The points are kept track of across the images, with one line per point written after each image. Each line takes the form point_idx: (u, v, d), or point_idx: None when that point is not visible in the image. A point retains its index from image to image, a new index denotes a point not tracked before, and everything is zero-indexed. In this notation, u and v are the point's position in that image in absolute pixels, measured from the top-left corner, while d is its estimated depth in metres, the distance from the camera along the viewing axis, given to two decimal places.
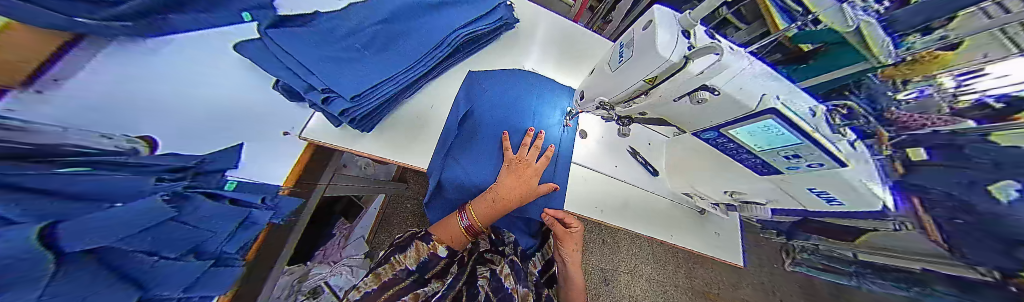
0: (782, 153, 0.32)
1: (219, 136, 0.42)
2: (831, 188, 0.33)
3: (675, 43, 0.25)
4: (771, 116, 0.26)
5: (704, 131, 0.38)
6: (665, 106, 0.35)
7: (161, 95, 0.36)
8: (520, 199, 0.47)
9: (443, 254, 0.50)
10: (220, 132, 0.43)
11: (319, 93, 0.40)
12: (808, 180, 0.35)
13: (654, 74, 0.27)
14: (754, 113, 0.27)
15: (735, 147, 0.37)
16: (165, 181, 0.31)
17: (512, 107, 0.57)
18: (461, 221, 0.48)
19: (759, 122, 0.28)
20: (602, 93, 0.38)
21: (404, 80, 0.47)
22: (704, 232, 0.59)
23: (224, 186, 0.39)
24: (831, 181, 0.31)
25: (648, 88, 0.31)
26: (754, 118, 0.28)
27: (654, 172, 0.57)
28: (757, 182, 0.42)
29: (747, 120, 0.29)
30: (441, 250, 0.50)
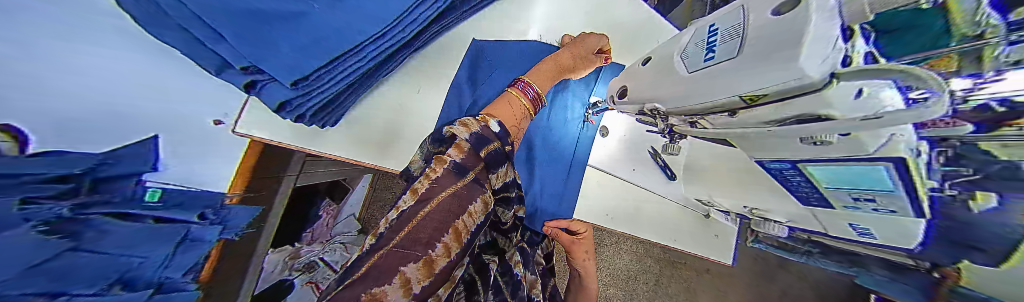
0: (853, 195, 0.26)
1: (117, 131, 0.30)
2: (883, 231, 0.27)
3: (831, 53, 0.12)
4: (892, 166, 0.18)
5: (773, 161, 0.30)
6: (738, 132, 0.25)
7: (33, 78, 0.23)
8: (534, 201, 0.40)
9: None
10: (119, 126, 0.31)
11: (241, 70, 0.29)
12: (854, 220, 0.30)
13: (762, 91, 0.17)
14: (866, 158, 0.19)
15: (794, 179, 0.31)
16: (38, 203, 0.22)
17: None
18: None
19: (860, 167, 0.21)
20: (655, 102, 0.31)
21: (372, 55, 0.35)
22: (702, 235, 0.58)
23: (145, 198, 0.31)
24: (891, 232, 0.27)
25: (741, 107, 0.21)
26: (857, 162, 0.20)
27: (671, 176, 0.51)
28: (782, 209, 0.38)
29: (844, 162, 0.21)
30: None
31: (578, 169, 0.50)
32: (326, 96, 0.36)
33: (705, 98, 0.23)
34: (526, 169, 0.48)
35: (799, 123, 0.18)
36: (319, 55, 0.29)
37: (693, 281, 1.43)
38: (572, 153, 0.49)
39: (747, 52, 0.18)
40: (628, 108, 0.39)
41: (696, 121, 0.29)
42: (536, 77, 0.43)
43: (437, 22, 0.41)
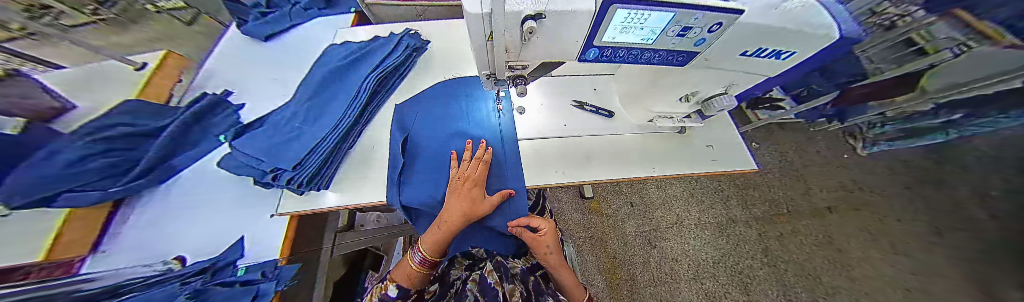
0: (673, 31, 0.26)
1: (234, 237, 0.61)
2: (761, 39, 0.27)
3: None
4: (615, 6, 0.19)
5: (586, 52, 0.31)
6: (530, 49, 0.31)
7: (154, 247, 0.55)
8: (466, 218, 0.42)
9: (392, 294, 0.48)
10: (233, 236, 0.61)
11: (269, 174, 0.45)
12: (743, 46, 0.29)
13: (487, 27, 0.26)
14: (601, 11, 0.21)
15: (635, 53, 0.31)
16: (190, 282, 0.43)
17: (446, 112, 0.58)
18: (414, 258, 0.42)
19: (618, 17, 0.22)
20: (478, 69, 0.39)
21: (336, 131, 0.49)
22: (688, 152, 0.52)
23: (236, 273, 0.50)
24: (763, 34, 0.26)
25: (497, 44, 0.29)
26: (607, 15, 0.22)
27: (607, 114, 0.54)
28: (703, 75, 0.37)
29: (601, 20, 0.23)
30: (391, 289, 0.49)
31: (512, 143, 0.54)
32: (311, 167, 0.45)
33: (482, 45, 0.31)
34: None
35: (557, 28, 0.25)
36: (309, 143, 0.47)
37: (820, 224, 0.94)
38: (500, 137, 0.55)
39: (470, 25, 0.26)
40: (488, 83, 0.44)
41: (525, 64, 0.36)
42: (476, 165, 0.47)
43: (373, 98, 0.58)
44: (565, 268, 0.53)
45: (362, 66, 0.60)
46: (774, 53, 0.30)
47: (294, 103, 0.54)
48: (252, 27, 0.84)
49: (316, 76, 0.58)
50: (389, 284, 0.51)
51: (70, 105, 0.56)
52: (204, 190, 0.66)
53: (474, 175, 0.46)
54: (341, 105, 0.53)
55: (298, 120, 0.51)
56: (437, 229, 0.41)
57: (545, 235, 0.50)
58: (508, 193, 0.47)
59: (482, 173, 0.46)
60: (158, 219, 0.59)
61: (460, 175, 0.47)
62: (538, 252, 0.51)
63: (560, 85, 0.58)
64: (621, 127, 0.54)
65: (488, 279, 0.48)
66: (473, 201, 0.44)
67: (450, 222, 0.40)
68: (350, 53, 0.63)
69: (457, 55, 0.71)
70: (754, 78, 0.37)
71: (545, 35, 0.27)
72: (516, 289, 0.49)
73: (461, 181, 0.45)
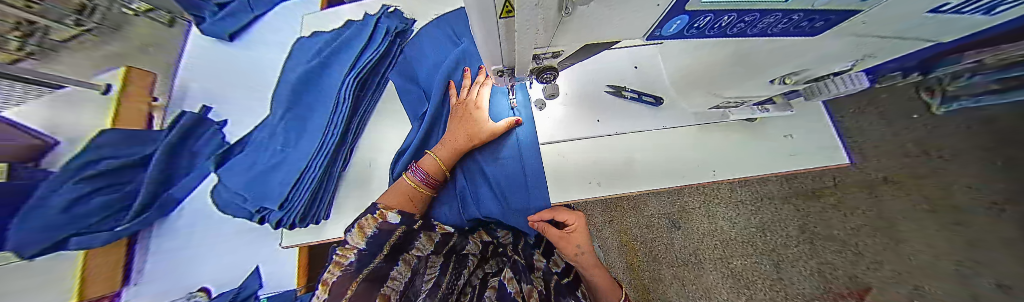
0: None
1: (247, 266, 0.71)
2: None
3: None
4: None
5: (665, 24, 0.19)
6: (572, 29, 0.19)
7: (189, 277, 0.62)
8: (468, 137, 0.44)
9: (395, 221, 0.39)
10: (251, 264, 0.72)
11: (259, 212, 0.41)
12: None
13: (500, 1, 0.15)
14: None
15: (750, 18, 0.19)
16: None
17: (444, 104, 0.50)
18: (413, 177, 0.44)
19: None
20: (487, 63, 0.28)
21: (324, 151, 0.42)
22: (761, 143, 0.41)
23: None
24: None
25: (517, 27, 0.18)
26: None
27: (655, 102, 0.43)
28: (826, 47, 0.24)
29: None
30: (391, 216, 0.39)
31: (531, 147, 0.46)
32: (300, 202, 0.40)
33: (492, 27, 0.19)
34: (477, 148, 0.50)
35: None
36: (291, 176, 0.41)
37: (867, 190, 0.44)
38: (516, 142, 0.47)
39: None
40: (499, 78, 0.33)
41: (558, 50, 0.24)
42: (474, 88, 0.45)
43: (357, 107, 0.48)
44: (600, 268, 0.44)
45: (338, 63, 0.50)
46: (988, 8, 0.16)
47: (271, 120, 0.46)
48: (212, 27, 0.73)
49: (286, 81, 0.48)
50: (389, 211, 0.39)
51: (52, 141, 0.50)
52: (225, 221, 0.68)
53: (471, 99, 0.45)
54: (322, 119, 0.45)
55: (278, 141, 0.44)
56: (443, 147, 0.45)
57: (573, 233, 0.44)
58: (517, 120, 0.45)
59: (483, 95, 0.45)
60: (188, 250, 0.63)
61: (459, 101, 0.46)
62: (565, 253, 0.43)
63: (589, 67, 0.45)
64: (669, 118, 0.43)
65: (507, 286, 0.43)
66: (473, 122, 0.44)
67: (455, 141, 0.44)
68: (322, 47, 0.52)
69: (448, 32, 0.55)
70: (911, 44, 0.24)
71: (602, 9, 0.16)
72: (535, 288, 0.46)
73: (461, 106, 0.46)
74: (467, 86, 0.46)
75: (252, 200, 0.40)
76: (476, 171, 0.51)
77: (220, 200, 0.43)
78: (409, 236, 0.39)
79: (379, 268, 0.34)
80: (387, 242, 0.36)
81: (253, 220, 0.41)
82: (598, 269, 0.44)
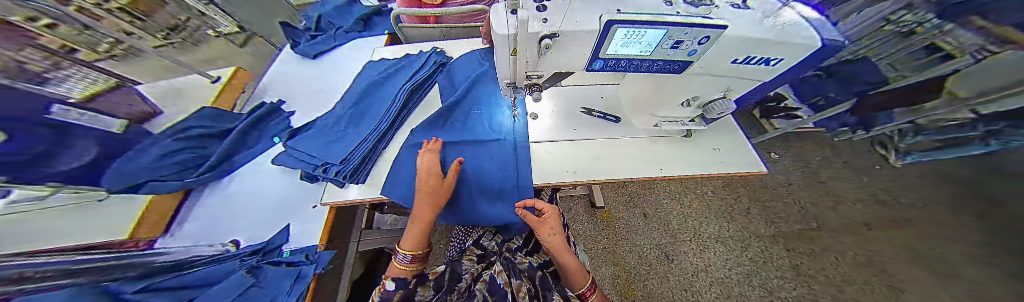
0: (666, 44, 0.31)
1: (273, 224, 0.67)
2: (753, 48, 0.31)
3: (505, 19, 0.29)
4: (615, 25, 0.26)
5: (593, 63, 0.37)
6: (545, 61, 0.37)
7: (220, 226, 0.64)
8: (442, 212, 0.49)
9: (392, 288, 0.47)
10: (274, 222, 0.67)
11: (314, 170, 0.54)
12: (731, 56, 0.33)
13: (511, 46, 0.33)
14: (604, 30, 0.28)
15: (637, 62, 0.36)
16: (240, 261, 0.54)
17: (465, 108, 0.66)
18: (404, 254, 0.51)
19: (618, 33, 0.29)
20: (500, 79, 0.45)
21: (375, 132, 0.57)
22: (695, 153, 0.54)
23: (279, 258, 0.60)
24: (742, 48, 0.31)
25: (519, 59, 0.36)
26: (609, 33, 0.28)
27: (615, 119, 0.59)
28: (697, 81, 0.41)
29: (605, 36, 0.29)
30: (389, 284, 0.48)
31: (525, 145, 0.59)
32: (353, 163, 0.52)
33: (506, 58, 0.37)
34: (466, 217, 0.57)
35: (565, 41, 0.31)
36: (350, 145, 0.55)
37: (851, 237, 0.79)
38: (515, 138, 0.59)
39: (499, 41, 0.33)
40: (507, 91, 0.50)
41: (541, 73, 0.42)
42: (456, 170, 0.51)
43: (404, 106, 0.65)
44: (568, 251, 0.50)
45: (395, 79, 0.70)
46: (765, 60, 0.34)
47: (340, 110, 0.64)
48: (304, 49, 1.00)
49: (358, 88, 0.69)
50: (388, 279, 0.49)
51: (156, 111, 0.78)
52: (257, 182, 0.71)
53: (430, 167, 0.50)
54: (377, 112, 0.63)
55: (342, 124, 0.61)
56: (414, 225, 0.51)
57: (547, 219, 0.52)
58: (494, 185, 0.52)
59: (435, 163, 0.50)
60: (221, 211, 0.67)
61: (421, 169, 0.51)
62: (539, 233, 0.51)
63: (570, 93, 0.64)
64: (627, 130, 0.58)
65: (496, 278, 0.53)
66: (430, 191, 0.48)
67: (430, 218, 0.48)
68: (387, 67, 0.74)
69: (475, 64, 0.76)
70: (749, 85, 0.41)
71: (556, 51, 0.34)
72: (523, 285, 0.52)
73: (421, 175, 0.50)
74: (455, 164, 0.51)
75: (313, 161, 0.54)
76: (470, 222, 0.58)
77: (285, 161, 0.56)
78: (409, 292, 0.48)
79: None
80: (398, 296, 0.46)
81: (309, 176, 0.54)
82: (566, 251, 0.50)
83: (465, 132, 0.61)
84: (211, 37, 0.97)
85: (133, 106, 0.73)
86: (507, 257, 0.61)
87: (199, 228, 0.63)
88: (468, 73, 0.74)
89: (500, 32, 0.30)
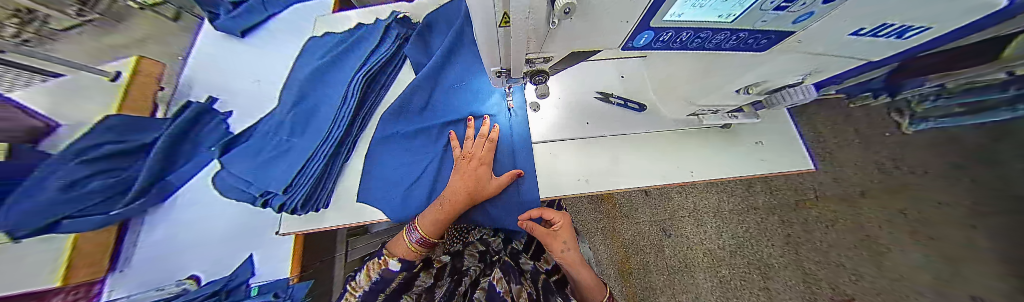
0: (772, 5, 0.18)
1: (240, 252, 0.68)
2: (893, 16, 0.18)
3: None
4: None
5: (635, 37, 0.24)
6: (558, 37, 0.23)
7: (172, 261, 0.59)
8: (470, 196, 0.41)
9: (396, 268, 0.44)
10: (240, 250, 0.68)
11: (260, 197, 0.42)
12: (861, 24, 0.20)
13: (500, 14, 0.19)
14: None
15: (704, 35, 0.23)
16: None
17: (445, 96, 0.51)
18: (409, 237, 0.41)
19: None
20: (487, 64, 0.31)
21: (333, 140, 0.44)
22: (733, 148, 0.45)
23: (251, 292, 0.66)
24: (896, 12, 0.18)
25: (514, 34, 0.22)
26: None
27: (638, 108, 0.47)
28: (776, 62, 0.28)
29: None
30: (393, 264, 0.44)
31: (524, 148, 0.48)
32: (303, 189, 0.41)
33: (493, 34, 0.23)
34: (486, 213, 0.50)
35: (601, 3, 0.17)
36: (296, 164, 0.43)
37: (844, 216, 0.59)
38: (510, 139, 0.48)
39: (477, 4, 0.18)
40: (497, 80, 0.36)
41: (549, 55, 0.28)
42: (480, 147, 0.43)
43: (364, 103, 0.49)
44: (584, 266, 0.45)
45: (347, 63, 0.53)
46: (902, 28, 0.21)
47: (279, 112, 0.49)
48: (226, 23, 0.76)
49: (298, 77, 0.52)
50: (391, 258, 0.45)
51: (53, 123, 0.51)
52: (199, 215, 0.63)
53: (480, 154, 0.43)
54: (330, 112, 0.48)
55: (284, 132, 0.46)
56: (439, 206, 0.40)
57: (559, 230, 0.45)
58: (518, 173, 0.45)
59: (489, 152, 0.43)
60: (162, 244, 0.59)
61: (464, 154, 0.43)
62: (551, 249, 0.45)
63: (579, 75, 0.49)
64: (652, 123, 0.47)
65: (495, 286, 0.44)
66: (478, 180, 0.42)
67: (454, 200, 0.40)
68: (333, 47, 0.56)
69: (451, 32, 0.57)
70: (858, 59, 0.28)
71: (579, 19, 0.19)
72: (524, 289, 0.45)
73: (465, 160, 0.43)
74: (482, 139, 0.43)
75: (256, 186, 0.42)
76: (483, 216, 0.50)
77: (223, 184, 0.44)
78: (408, 276, 0.45)
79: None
80: (387, 287, 0.42)
81: (255, 204, 0.42)
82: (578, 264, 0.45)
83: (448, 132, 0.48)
84: (134, 10, 0.73)
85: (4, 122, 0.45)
86: (505, 258, 0.52)
87: (142, 267, 0.56)
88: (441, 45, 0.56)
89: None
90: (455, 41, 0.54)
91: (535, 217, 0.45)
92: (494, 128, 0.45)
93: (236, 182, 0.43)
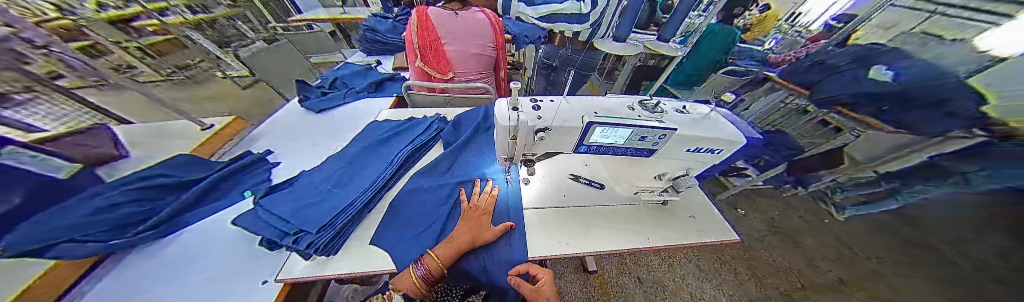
0: (635, 138, 0.40)
1: (238, 287, 0.47)
2: (688, 141, 0.42)
3: (510, 115, 0.38)
4: (593, 124, 0.37)
5: (578, 148, 0.44)
6: (540, 146, 0.43)
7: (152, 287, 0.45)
8: (472, 241, 0.49)
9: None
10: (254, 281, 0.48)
11: (290, 235, 0.45)
12: (684, 145, 0.43)
13: (511, 134, 0.39)
14: (586, 126, 0.37)
15: (615, 148, 0.44)
16: None
17: (462, 166, 0.68)
18: (415, 272, 0.43)
19: (597, 130, 0.38)
20: (499, 153, 0.48)
21: (371, 192, 0.56)
22: (676, 221, 0.58)
23: None
24: (687, 140, 0.42)
25: (516, 143, 0.42)
26: (591, 129, 0.37)
27: (600, 185, 0.64)
28: (667, 161, 0.49)
29: (588, 131, 0.38)
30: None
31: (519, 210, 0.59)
32: (336, 228, 0.47)
33: (506, 143, 0.43)
34: (481, 266, 0.52)
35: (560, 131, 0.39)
36: (336, 209, 0.51)
37: None
38: (506, 202, 0.60)
39: (502, 132, 0.40)
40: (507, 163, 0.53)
41: (534, 153, 0.47)
42: (483, 203, 0.55)
43: (400, 167, 0.65)
44: None
45: (396, 140, 0.74)
46: (706, 148, 0.44)
47: (331, 168, 0.63)
48: (313, 103, 1.04)
49: (355, 147, 0.70)
50: (392, 293, 0.45)
51: (124, 154, 0.62)
52: (197, 243, 0.54)
53: (483, 206, 0.55)
54: (373, 172, 0.62)
55: (332, 182, 0.58)
56: (449, 244, 0.47)
57: (544, 287, 0.48)
58: (510, 225, 0.53)
59: (490, 204, 0.55)
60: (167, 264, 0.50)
61: (471, 206, 0.55)
62: None
63: (557, 162, 0.71)
64: (611, 197, 0.63)
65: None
66: (478, 226, 0.51)
67: (459, 239, 0.48)
68: (390, 128, 0.79)
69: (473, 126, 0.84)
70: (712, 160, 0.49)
71: (549, 138, 0.40)
72: None
73: (472, 211, 0.54)
74: (488, 196, 0.57)
75: (290, 224, 0.47)
76: (475, 265, 0.52)
77: (248, 223, 0.49)
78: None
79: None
80: None
81: (274, 242, 0.45)
82: None
83: (458, 192, 0.61)
84: (217, 78, 0.99)
85: (96, 148, 0.57)
86: None
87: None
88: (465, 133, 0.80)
89: (503, 123, 0.38)
90: (476, 132, 0.78)
91: (523, 273, 0.48)
92: (495, 190, 0.59)
93: (264, 219, 0.48)
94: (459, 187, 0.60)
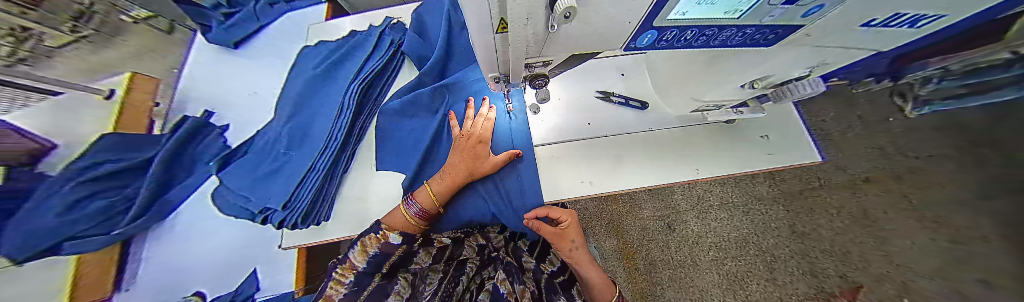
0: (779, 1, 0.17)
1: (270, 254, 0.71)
2: (894, 8, 0.18)
3: None
4: None
5: (638, 37, 0.23)
6: (557, 40, 0.22)
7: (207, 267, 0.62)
8: (468, 172, 0.43)
9: (397, 242, 0.39)
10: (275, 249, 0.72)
11: (258, 214, 0.43)
12: (869, 13, 0.19)
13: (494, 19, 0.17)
14: None
15: (710, 32, 0.22)
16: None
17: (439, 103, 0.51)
18: (411, 210, 0.42)
19: None
20: (485, 71, 0.30)
21: (331, 149, 0.45)
22: (737, 144, 0.45)
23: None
24: (903, 3, 0.17)
25: (506, 36, 0.21)
26: None
27: (640, 105, 0.46)
28: (782, 55, 0.28)
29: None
30: (393, 238, 0.39)
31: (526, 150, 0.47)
32: (302, 206, 0.42)
33: (489, 40, 0.22)
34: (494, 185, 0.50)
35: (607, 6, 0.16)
36: (293, 179, 0.43)
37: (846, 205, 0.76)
38: (511, 141, 0.48)
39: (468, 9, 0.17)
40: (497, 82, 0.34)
41: (548, 59, 0.27)
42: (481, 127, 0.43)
43: (361, 110, 0.49)
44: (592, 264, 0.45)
45: (341, 71, 0.53)
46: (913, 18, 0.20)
47: (276, 123, 0.49)
48: (218, 35, 0.77)
49: (292, 91, 0.51)
50: (390, 231, 0.40)
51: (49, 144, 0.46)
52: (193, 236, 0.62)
53: (479, 133, 0.44)
54: (326, 122, 0.48)
55: (283, 144, 0.46)
56: (442, 179, 0.43)
57: (567, 229, 0.45)
58: (516, 153, 0.45)
59: (487, 131, 0.43)
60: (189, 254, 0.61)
61: (463, 133, 0.44)
62: (560, 247, 0.45)
63: (575, 77, 0.49)
64: (655, 120, 0.46)
65: (499, 288, 0.40)
66: (475, 158, 0.43)
67: (454, 174, 0.43)
68: (330, 54, 0.56)
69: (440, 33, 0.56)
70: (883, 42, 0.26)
71: (579, 21, 0.18)
72: (527, 289, 0.41)
73: (464, 139, 0.44)
74: (489, 124, 0.44)
75: (254, 203, 0.43)
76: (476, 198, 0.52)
77: (223, 201, 0.44)
78: (407, 253, 0.41)
79: (378, 287, 0.37)
80: (385, 264, 0.38)
81: (254, 221, 0.43)
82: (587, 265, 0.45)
83: (444, 135, 0.50)
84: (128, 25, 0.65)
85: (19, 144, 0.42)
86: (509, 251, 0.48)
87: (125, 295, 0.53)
88: (436, 49, 0.54)
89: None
90: (444, 44, 0.54)
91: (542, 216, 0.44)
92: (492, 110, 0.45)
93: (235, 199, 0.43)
94: (447, 112, 0.48)
